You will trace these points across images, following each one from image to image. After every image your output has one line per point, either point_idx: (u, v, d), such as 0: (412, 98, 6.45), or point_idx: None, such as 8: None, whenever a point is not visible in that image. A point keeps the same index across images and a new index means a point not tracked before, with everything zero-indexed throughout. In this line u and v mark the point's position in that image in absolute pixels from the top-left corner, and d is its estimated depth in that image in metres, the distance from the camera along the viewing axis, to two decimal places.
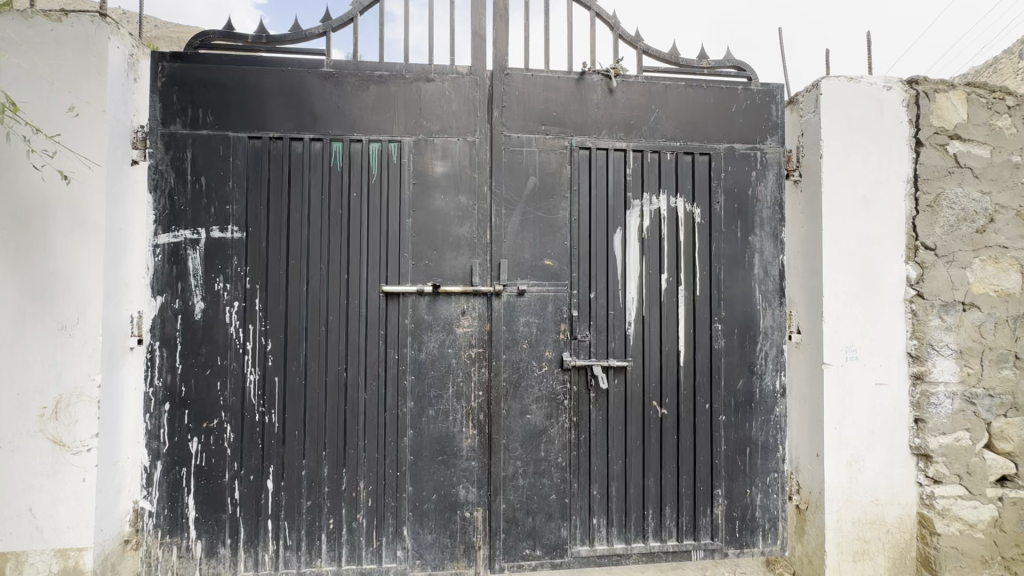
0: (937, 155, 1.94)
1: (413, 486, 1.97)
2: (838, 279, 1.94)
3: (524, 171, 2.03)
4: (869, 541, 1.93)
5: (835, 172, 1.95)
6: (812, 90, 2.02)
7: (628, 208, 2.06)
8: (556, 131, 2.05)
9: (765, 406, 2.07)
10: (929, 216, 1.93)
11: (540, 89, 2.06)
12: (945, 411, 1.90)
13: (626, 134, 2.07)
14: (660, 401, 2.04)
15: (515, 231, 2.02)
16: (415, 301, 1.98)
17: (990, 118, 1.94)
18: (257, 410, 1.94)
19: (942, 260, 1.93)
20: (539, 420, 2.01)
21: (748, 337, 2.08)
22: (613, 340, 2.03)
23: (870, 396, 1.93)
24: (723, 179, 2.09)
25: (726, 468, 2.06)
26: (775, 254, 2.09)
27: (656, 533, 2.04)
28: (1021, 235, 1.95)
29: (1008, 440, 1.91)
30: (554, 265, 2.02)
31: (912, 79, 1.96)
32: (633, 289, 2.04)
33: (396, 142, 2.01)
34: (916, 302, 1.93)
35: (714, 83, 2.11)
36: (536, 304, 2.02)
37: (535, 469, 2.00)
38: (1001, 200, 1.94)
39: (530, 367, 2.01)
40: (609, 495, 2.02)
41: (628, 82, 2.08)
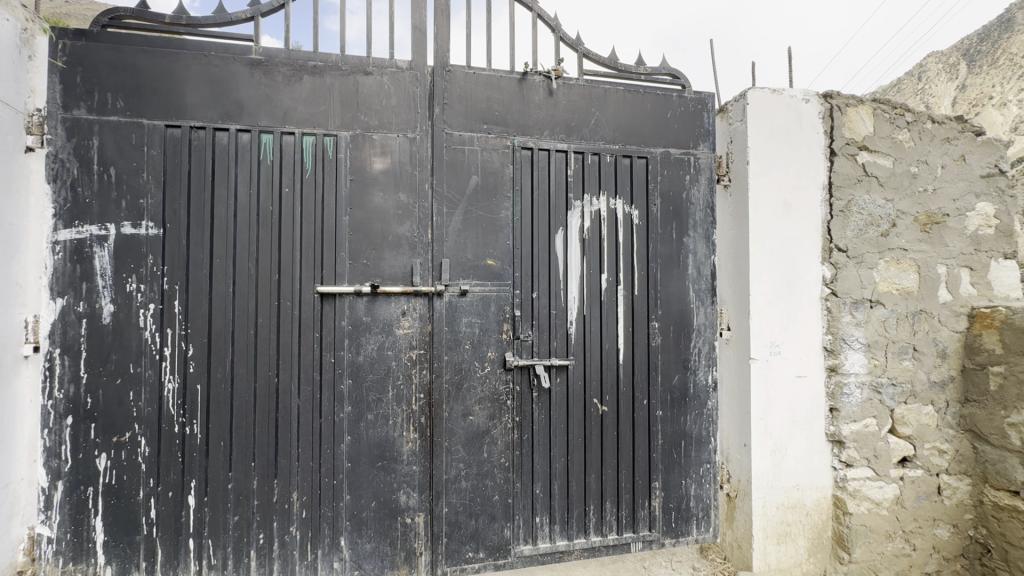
0: (848, 164, 2.11)
1: (351, 494, 1.90)
2: (764, 278, 2.05)
3: (467, 170, 2.01)
4: (791, 523, 2.06)
5: (760, 177, 2.06)
6: (739, 99, 2.13)
7: (569, 208, 2.08)
8: (498, 130, 2.05)
9: (698, 401, 2.17)
10: (842, 220, 2.09)
11: (482, 87, 2.04)
12: (855, 400, 2.07)
13: (568, 136, 2.10)
14: (600, 398, 2.08)
15: (457, 230, 1.99)
16: (353, 301, 1.91)
17: (893, 132, 2.14)
18: (177, 421, 1.79)
19: (853, 261, 2.09)
20: (482, 421, 2.00)
21: (683, 335, 2.16)
22: (556, 340, 2.04)
23: (792, 388, 2.06)
24: (660, 182, 2.16)
25: (663, 461, 2.14)
26: (707, 254, 2.19)
27: (597, 527, 2.08)
28: (918, 238, 2.15)
29: (908, 424, 2.10)
30: (496, 264, 2.01)
31: (827, 93, 2.12)
32: (575, 289, 2.07)
33: (332, 136, 1.92)
34: (831, 300, 2.08)
35: (651, 89, 2.18)
36: (478, 304, 2.00)
37: (478, 471, 1.99)
38: (901, 207, 2.14)
39: (472, 367, 1.99)
40: (551, 493, 2.03)
41: (569, 84, 2.11)
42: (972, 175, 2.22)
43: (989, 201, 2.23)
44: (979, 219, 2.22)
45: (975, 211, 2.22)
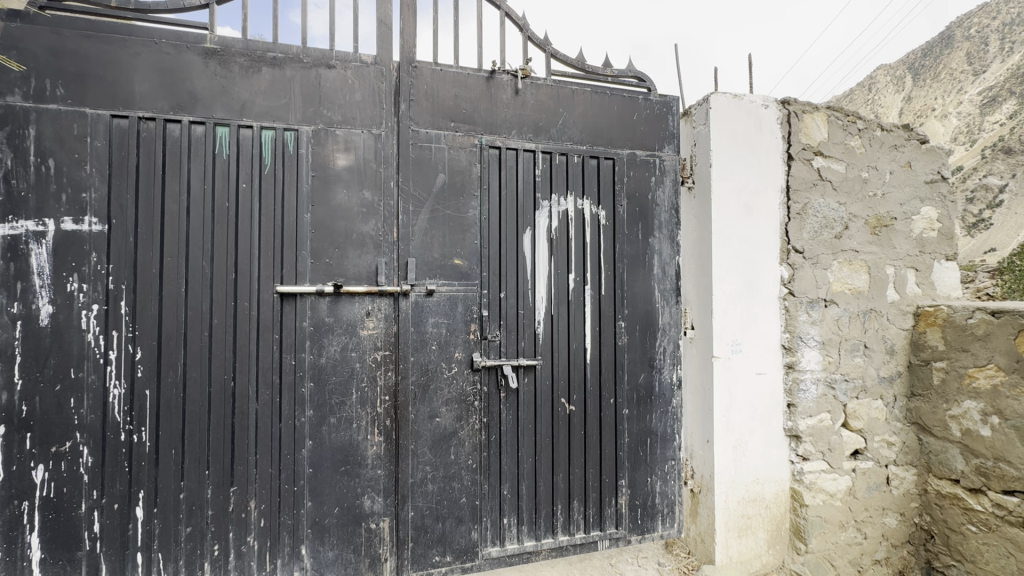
0: (805, 168, 2.18)
1: (313, 500, 1.84)
2: (726, 278, 2.10)
3: (433, 168, 1.98)
4: (751, 517, 2.12)
5: (723, 180, 2.11)
6: (703, 103, 2.17)
7: (537, 208, 2.08)
8: (465, 129, 2.02)
9: (663, 399, 2.21)
10: (799, 222, 2.17)
11: (450, 85, 2.02)
12: (811, 396, 2.15)
13: (535, 136, 2.10)
14: (568, 398, 2.09)
15: (424, 228, 1.96)
16: (315, 302, 1.85)
17: (846, 139, 2.23)
18: (123, 428, 1.69)
19: (809, 262, 2.17)
20: (450, 422, 1.97)
21: (649, 334, 2.19)
22: (523, 340, 2.04)
23: (752, 385, 2.12)
24: (626, 183, 2.19)
25: (629, 459, 2.16)
26: (671, 255, 2.23)
27: (564, 527, 2.08)
28: (869, 240, 2.25)
29: (859, 418, 2.20)
30: (463, 264, 1.99)
31: (785, 99, 2.19)
32: (543, 289, 2.07)
33: (292, 130, 1.86)
34: (789, 299, 2.15)
35: (618, 91, 2.21)
36: (445, 304, 1.97)
37: (445, 474, 1.96)
38: (853, 210, 2.23)
39: (439, 368, 1.97)
40: (519, 494, 2.03)
41: (537, 84, 2.11)
42: (917, 181, 2.34)
43: (933, 206, 2.35)
44: (924, 222, 2.34)
45: (920, 215, 2.34)
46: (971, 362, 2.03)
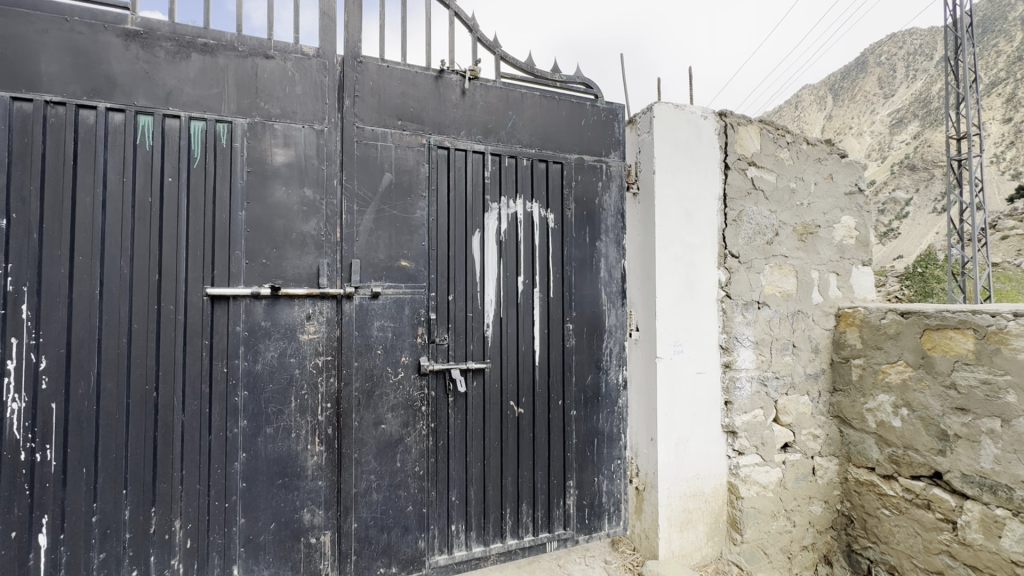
0: (739, 177, 2.31)
1: (246, 517, 1.73)
2: (669, 281, 2.17)
3: (379, 166, 1.92)
4: (692, 511, 2.19)
5: (665, 186, 2.19)
6: (647, 112, 2.25)
7: (486, 210, 2.06)
8: (413, 128, 1.98)
9: (610, 399, 2.25)
10: (735, 229, 2.29)
11: (396, 82, 1.97)
12: (746, 393, 2.27)
13: (485, 137, 2.08)
14: (517, 400, 2.08)
15: (369, 229, 1.90)
16: (250, 305, 1.74)
17: (776, 151, 2.38)
18: (24, 447, 1.51)
19: (744, 266, 2.30)
20: (395, 428, 1.91)
21: (596, 336, 2.23)
22: (472, 343, 2.01)
23: (693, 384, 2.20)
24: (574, 187, 2.22)
25: (577, 459, 2.18)
26: (617, 258, 2.29)
27: (513, 530, 2.07)
28: (797, 246, 2.40)
29: (789, 413, 2.34)
30: (410, 266, 1.94)
31: (722, 112, 2.30)
32: (492, 292, 2.06)
33: (225, 122, 1.74)
34: (726, 301, 2.27)
35: (566, 96, 2.24)
36: (391, 307, 1.92)
37: (390, 482, 1.90)
38: (783, 218, 2.38)
39: (384, 373, 1.90)
40: (467, 499, 2.00)
41: (487, 85, 2.10)
42: (838, 192, 2.53)
43: (851, 215, 2.55)
44: (844, 230, 2.53)
45: (840, 223, 2.53)
46: (885, 359, 2.22)
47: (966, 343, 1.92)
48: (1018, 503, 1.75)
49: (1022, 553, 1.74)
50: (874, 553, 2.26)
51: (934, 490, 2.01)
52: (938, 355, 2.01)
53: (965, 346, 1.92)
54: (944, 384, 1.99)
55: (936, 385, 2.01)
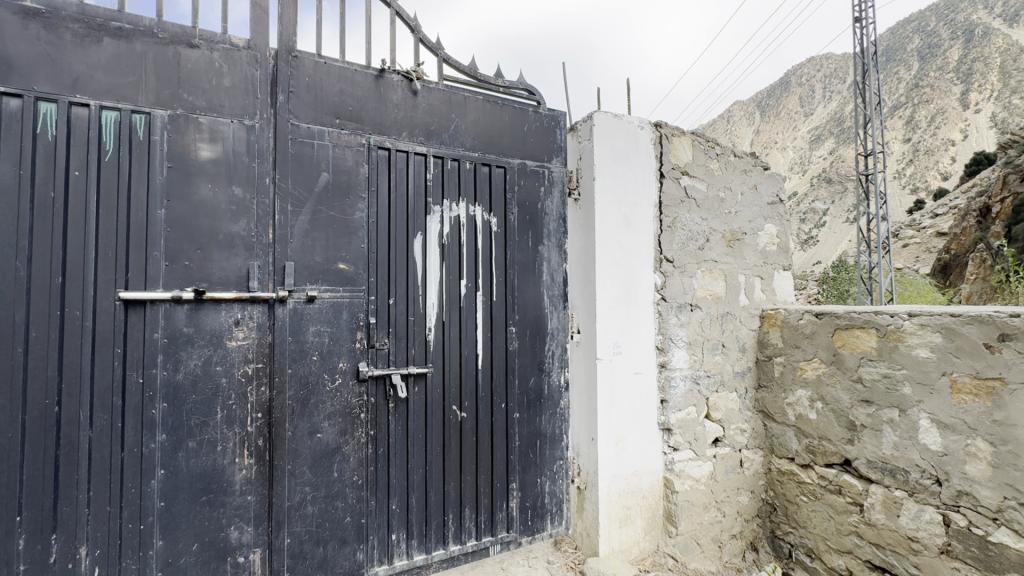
0: (673, 186, 2.43)
1: (165, 539, 1.60)
2: (609, 284, 2.23)
3: (315, 165, 1.85)
4: (631, 507, 2.26)
5: (605, 193, 2.26)
6: (587, 120, 2.31)
7: (428, 212, 2.04)
8: (352, 127, 1.93)
9: (552, 401, 2.29)
10: (669, 234, 2.40)
11: (334, 79, 1.91)
12: (680, 391, 2.38)
13: (427, 139, 2.06)
14: (459, 404, 2.07)
15: (304, 230, 1.82)
16: (170, 310, 1.62)
17: (706, 161, 2.52)
18: None
19: (678, 270, 2.41)
20: (332, 437, 1.84)
21: (538, 339, 2.26)
22: (413, 347, 1.98)
23: (631, 383, 2.27)
24: (517, 192, 2.24)
25: (520, 462, 2.20)
26: (559, 262, 2.34)
27: (455, 536, 2.05)
28: (726, 252, 2.55)
29: (719, 409, 2.48)
30: (349, 269, 1.89)
31: (658, 123, 2.41)
32: (434, 295, 2.03)
33: (142, 114, 1.62)
34: (661, 304, 2.37)
35: (509, 102, 2.26)
36: (328, 312, 1.85)
37: (327, 494, 1.83)
38: (713, 225, 2.52)
39: (320, 381, 1.83)
40: (408, 507, 1.96)
41: (429, 87, 2.08)
42: (762, 202, 2.71)
43: (773, 223, 2.75)
44: (767, 237, 2.72)
45: (764, 231, 2.71)
46: (802, 356, 2.40)
47: (870, 341, 2.11)
48: (913, 484, 1.94)
49: (916, 529, 1.93)
50: (794, 537, 2.43)
51: (845, 476, 2.20)
52: (847, 352, 2.20)
53: (870, 344, 2.11)
54: (852, 378, 2.17)
55: (846, 380, 2.20)
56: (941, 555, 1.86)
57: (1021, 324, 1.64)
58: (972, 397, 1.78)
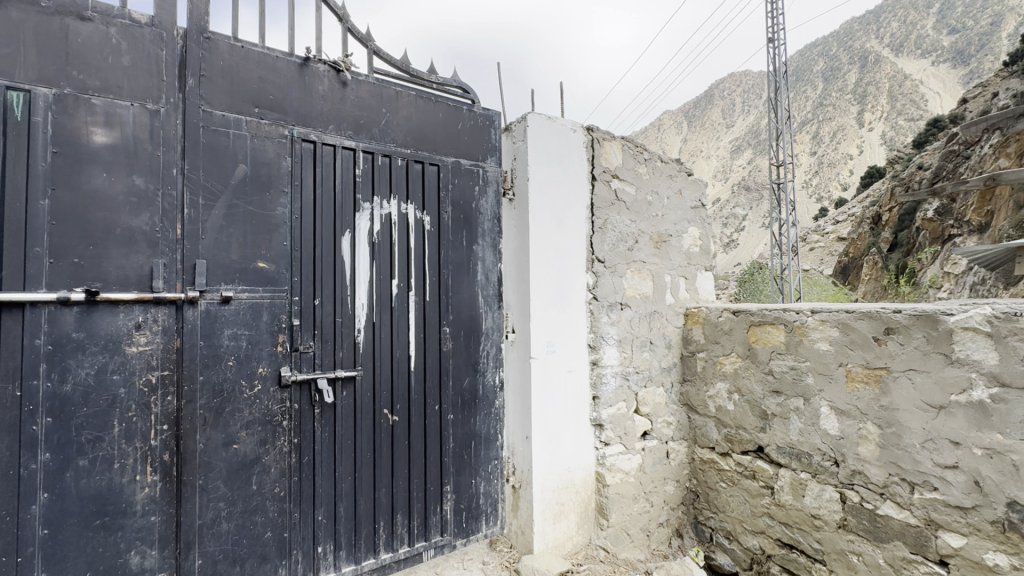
0: (604, 189, 2.51)
1: (49, 571, 1.42)
2: (543, 284, 2.25)
3: (230, 157, 1.72)
4: (564, 503, 2.30)
5: (538, 193, 2.28)
6: (521, 121, 2.32)
7: (357, 209, 1.96)
8: (272, 117, 1.81)
9: (487, 401, 2.29)
10: (601, 235, 2.47)
11: (253, 65, 1.78)
12: (611, 387, 2.46)
13: (356, 133, 1.98)
14: (391, 408, 2.01)
15: (218, 226, 1.69)
16: (55, 313, 1.44)
17: (635, 165, 2.63)
18: None
19: (608, 270, 2.49)
20: (251, 448, 1.73)
21: (473, 339, 2.25)
22: (342, 350, 1.90)
23: (564, 381, 2.31)
24: (450, 191, 2.21)
25: (454, 464, 2.17)
26: (494, 262, 2.34)
27: (387, 544, 1.99)
28: (654, 253, 2.67)
29: (647, 404, 2.59)
30: (269, 268, 1.77)
31: (590, 127, 2.47)
32: (363, 295, 1.96)
33: (20, 91, 1.42)
34: (593, 303, 2.43)
35: (443, 98, 2.22)
36: (245, 313, 1.72)
37: (244, 508, 1.71)
38: (641, 227, 2.63)
39: (237, 388, 1.71)
40: (336, 517, 1.87)
41: (358, 79, 2.00)
42: (686, 206, 2.87)
43: (696, 226, 2.91)
44: (691, 239, 2.87)
45: (688, 233, 2.86)
46: (721, 351, 2.56)
47: (779, 336, 2.29)
48: (816, 466, 2.13)
49: (818, 507, 2.12)
50: (715, 522, 2.59)
51: (758, 462, 2.36)
52: (760, 346, 2.37)
53: (779, 339, 2.29)
54: (764, 370, 2.35)
55: (759, 372, 2.37)
56: (838, 529, 2.05)
57: (903, 319, 1.85)
58: (863, 385, 1.97)
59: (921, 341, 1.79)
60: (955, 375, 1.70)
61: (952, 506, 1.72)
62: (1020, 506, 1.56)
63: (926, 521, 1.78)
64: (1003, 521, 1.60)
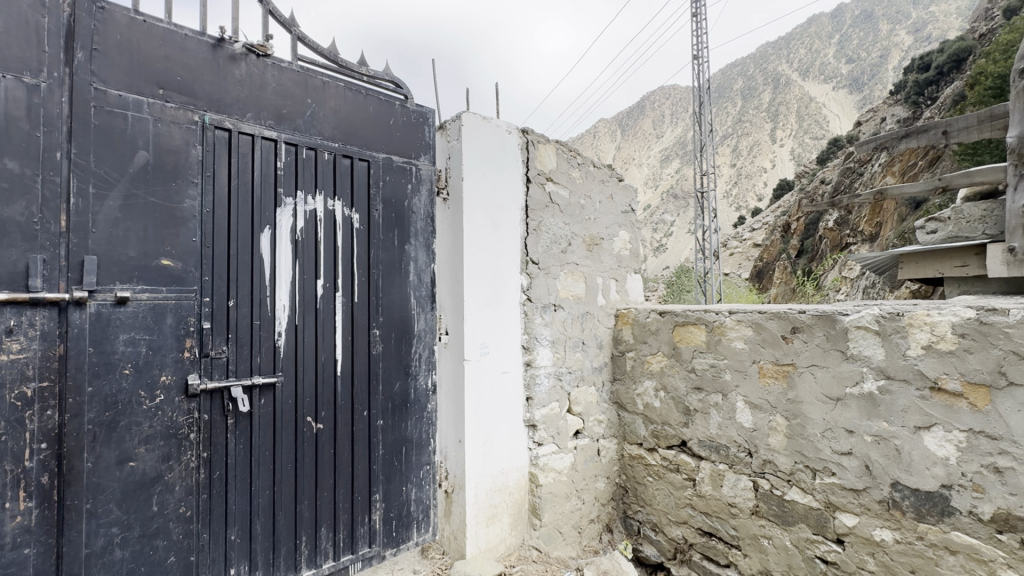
0: (538, 191, 2.53)
1: None
2: (477, 285, 2.23)
3: (128, 142, 1.55)
4: (497, 505, 2.29)
5: (473, 193, 2.26)
6: (456, 119, 2.29)
7: (279, 205, 1.84)
8: (180, 100, 1.65)
9: (419, 405, 2.23)
10: (535, 237, 2.50)
11: (157, 42, 1.61)
12: (544, 387, 2.49)
13: (277, 123, 1.86)
14: (314, 415, 1.90)
15: (112, 218, 1.51)
16: None
17: (569, 169, 2.68)
18: None
19: (542, 272, 2.52)
20: (151, 465, 1.56)
21: (404, 341, 2.18)
22: (259, 355, 1.76)
23: (498, 382, 2.30)
24: (381, 188, 2.14)
25: (383, 471, 2.09)
26: (427, 262, 2.29)
27: (309, 560, 1.88)
28: (586, 255, 2.74)
29: (579, 403, 2.65)
30: (175, 266, 1.62)
31: (525, 129, 2.49)
32: (285, 297, 1.84)
33: None
34: (527, 304, 2.45)
35: (373, 92, 2.14)
36: (145, 316, 1.56)
37: (142, 533, 1.54)
38: (574, 229, 2.68)
39: (134, 400, 1.54)
40: (251, 536, 1.74)
41: (280, 66, 1.87)
42: (618, 211, 2.96)
43: (627, 230, 3.01)
44: (621, 243, 2.97)
45: (619, 237, 2.96)
46: (649, 351, 2.66)
47: (700, 335, 2.41)
48: (732, 457, 2.27)
49: (734, 496, 2.25)
50: (642, 515, 2.69)
51: (682, 455, 2.48)
52: (684, 345, 2.48)
53: (700, 338, 2.41)
54: (687, 368, 2.47)
55: (682, 370, 2.49)
56: (752, 516, 2.19)
57: (806, 318, 2.01)
58: (774, 380, 2.12)
59: (822, 339, 1.96)
60: (850, 369, 1.88)
61: (846, 489, 1.89)
62: (901, 486, 1.75)
63: (825, 503, 1.95)
64: (888, 500, 1.78)
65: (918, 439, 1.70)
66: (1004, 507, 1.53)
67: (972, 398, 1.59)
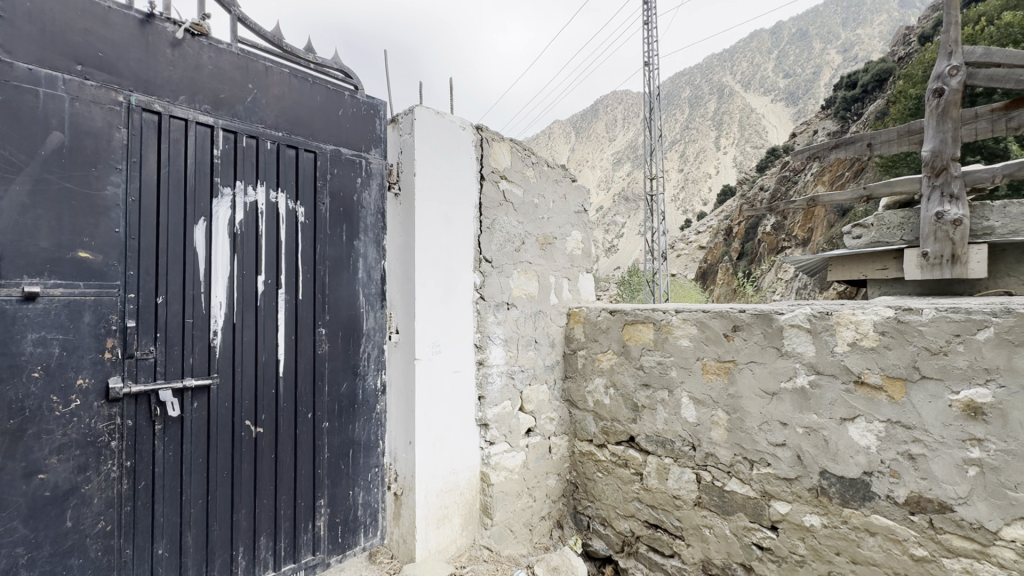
0: (492, 189, 2.52)
1: None
2: (429, 282, 2.18)
3: (39, 121, 1.40)
4: (448, 506, 2.26)
5: (425, 189, 2.21)
6: (408, 113, 2.23)
7: (215, 195, 1.72)
8: (102, 78, 1.51)
9: (366, 406, 2.16)
10: (488, 235, 2.48)
11: (74, 12, 1.46)
12: (497, 386, 2.49)
13: (214, 109, 1.74)
14: (253, 419, 1.80)
15: (20, 205, 1.36)
16: None
17: (522, 168, 2.68)
18: None
19: (495, 270, 2.51)
20: (65, 476, 1.42)
21: (351, 340, 2.11)
22: (192, 355, 1.65)
23: (450, 381, 2.27)
24: (328, 181, 2.05)
25: (329, 475, 2.01)
26: (377, 259, 2.22)
27: (247, 571, 1.78)
28: (539, 253, 2.75)
29: (531, 401, 2.67)
30: (95, 259, 1.48)
31: (479, 126, 2.47)
32: (221, 293, 1.73)
33: None
34: (480, 303, 2.43)
35: (321, 81, 2.05)
36: (59, 314, 1.41)
37: (53, 552, 1.40)
38: (528, 228, 2.69)
39: (44, 406, 1.39)
40: (181, 549, 1.62)
41: (218, 47, 1.76)
42: (571, 211, 3.00)
43: (579, 230, 3.06)
44: (573, 243, 3.01)
45: (572, 237, 3.00)
46: (599, 349, 2.72)
47: (648, 333, 2.48)
48: (677, 451, 2.35)
49: (678, 489, 2.34)
50: (592, 510, 2.75)
51: (630, 450, 2.55)
52: (633, 343, 2.55)
53: (648, 336, 2.48)
54: (635, 365, 2.53)
55: (631, 367, 2.55)
56: (694, 506, 2.28)
57: (746, 317, 2.11)
58: (716, 375, 2.21)
59: (760, 337, 2.06)
60: (785, 365, 1.99)
61: (781, 478, 2.00)
62: (829, 473, 1.87)
63: (762, 492, 2.06)
64: (817, 487, 1.90)
65: (843, 430, 1.83)
66: (917, 490, 1.67)
67: (890, 391, 1.72)
